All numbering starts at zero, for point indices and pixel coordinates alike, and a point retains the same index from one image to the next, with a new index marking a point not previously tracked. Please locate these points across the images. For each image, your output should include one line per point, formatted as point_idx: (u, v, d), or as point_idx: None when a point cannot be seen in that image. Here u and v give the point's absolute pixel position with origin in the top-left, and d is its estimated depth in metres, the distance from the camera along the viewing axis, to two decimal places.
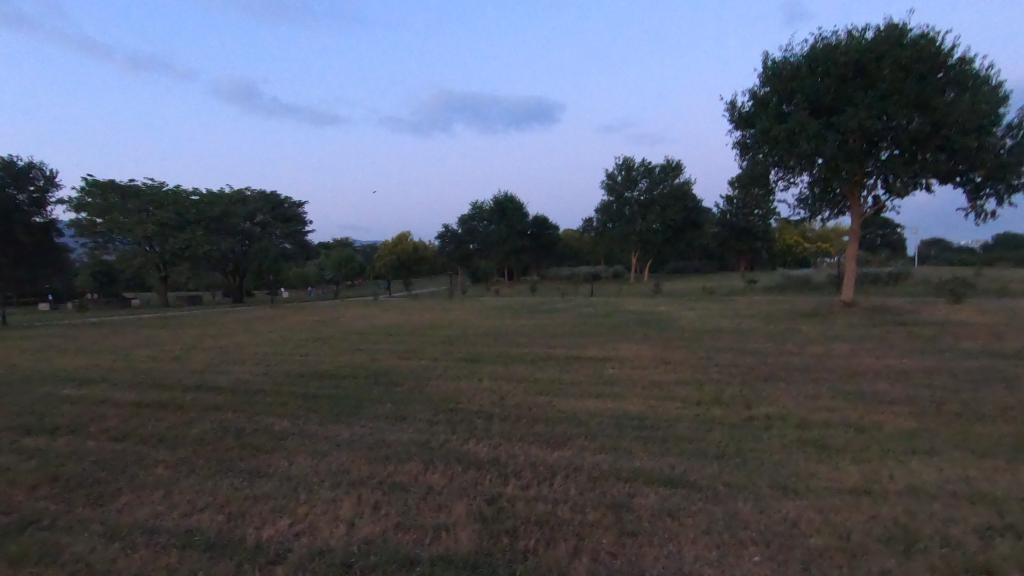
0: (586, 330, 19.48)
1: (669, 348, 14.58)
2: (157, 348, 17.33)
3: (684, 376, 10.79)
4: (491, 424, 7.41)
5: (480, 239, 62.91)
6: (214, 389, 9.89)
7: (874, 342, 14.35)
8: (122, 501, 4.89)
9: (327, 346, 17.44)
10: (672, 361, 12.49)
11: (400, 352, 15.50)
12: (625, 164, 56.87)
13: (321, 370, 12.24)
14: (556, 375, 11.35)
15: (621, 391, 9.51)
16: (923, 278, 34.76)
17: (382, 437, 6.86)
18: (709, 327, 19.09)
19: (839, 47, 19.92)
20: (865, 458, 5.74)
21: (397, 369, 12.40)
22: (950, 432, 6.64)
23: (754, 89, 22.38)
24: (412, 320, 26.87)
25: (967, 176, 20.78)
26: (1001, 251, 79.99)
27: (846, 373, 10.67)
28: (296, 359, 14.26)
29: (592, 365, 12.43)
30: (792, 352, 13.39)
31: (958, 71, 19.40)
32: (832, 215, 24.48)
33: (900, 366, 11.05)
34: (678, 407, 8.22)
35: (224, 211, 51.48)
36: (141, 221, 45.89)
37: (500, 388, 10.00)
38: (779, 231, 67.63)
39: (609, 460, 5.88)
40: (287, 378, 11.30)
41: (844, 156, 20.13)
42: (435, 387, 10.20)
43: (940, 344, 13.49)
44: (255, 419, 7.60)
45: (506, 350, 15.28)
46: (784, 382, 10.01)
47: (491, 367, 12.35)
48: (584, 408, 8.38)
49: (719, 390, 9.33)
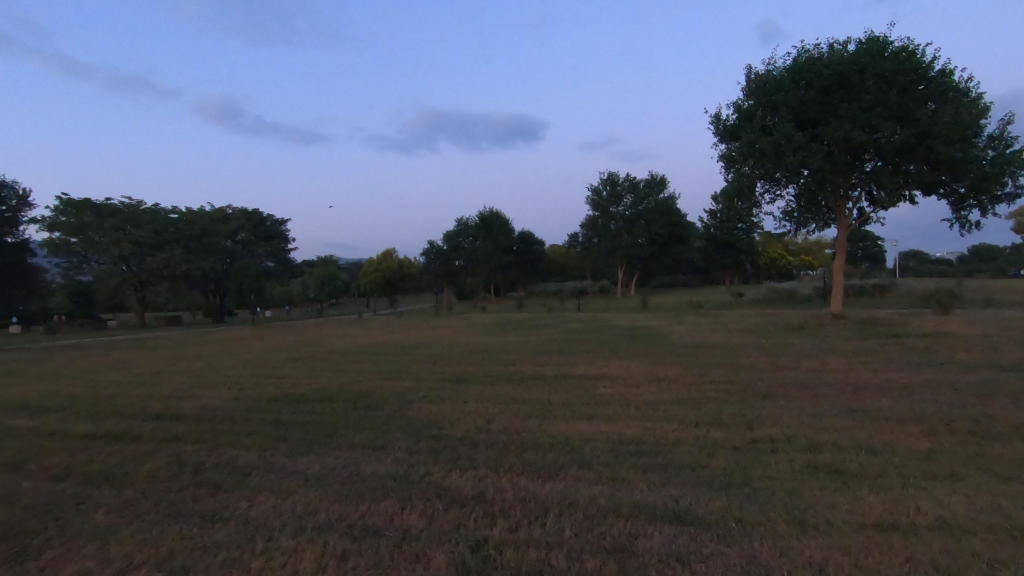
0: (576, 346, 18.99)
1: (660, 364, 14.13)
2: (125, 372, 16.46)
3: (678, 394, 10.30)
4: (477, 453, 6.83)
5: (465, 255, 63.59)
6: (177, 417, 9.17)
7: (869, 355, 14.05)
8: (48, 558, 4.24)
9: (306, 368, 16.69)
10: (664, 378, 12.04)
11: (382, 373, 14.85)
12: (610, 179, 57.09)
13: (297, 394, 11.57)
14: (546, 394, 10.83)
15: (614, 413, 9.00)
16: (908, 290, 34.92)
17: (357, 470, 6.24)
18: (700, 342, 18.72)
19: (822, 59, 19.97)
20: (885, 486, 5.27)
21: (378, 391, 11.77)
22: (967, 454, 6.22)
23: (739, 102, 22.38)
24: (397, 339, 26.19)
25: (952, 187, 20.83)
26: (977, 264, 81.45)
27: (845, 388, 10.29)
28: (271, 383, 13.54)
29: (583, 383, 11.91)
30: (787, 366, 13.04)
31: (939, 82, 19.50)
32: (818, 227, 24.42)
33: (901, 381, 10.71)
34: (676, 429, 7.71)
35: (204, 230, 50.35)
36: (117, 241, 44.67)
37: (487, 410, 9.42)
38: (763, 244, 68.14)
39: (608, 493, 5.34)
40: (259, 402, 10.64)
41: (830, 167, 20.07)
42: (417, 411, 9.60)
43: (935, 356, 13.23)
44: (217, 451, 6.93)
45: (493, 369, 14.70)
46: (784, 399, 9.56)
47: (477, 388, 11.78)
48: (577, 431, 7.86)
49: (718, 410, 8.84)
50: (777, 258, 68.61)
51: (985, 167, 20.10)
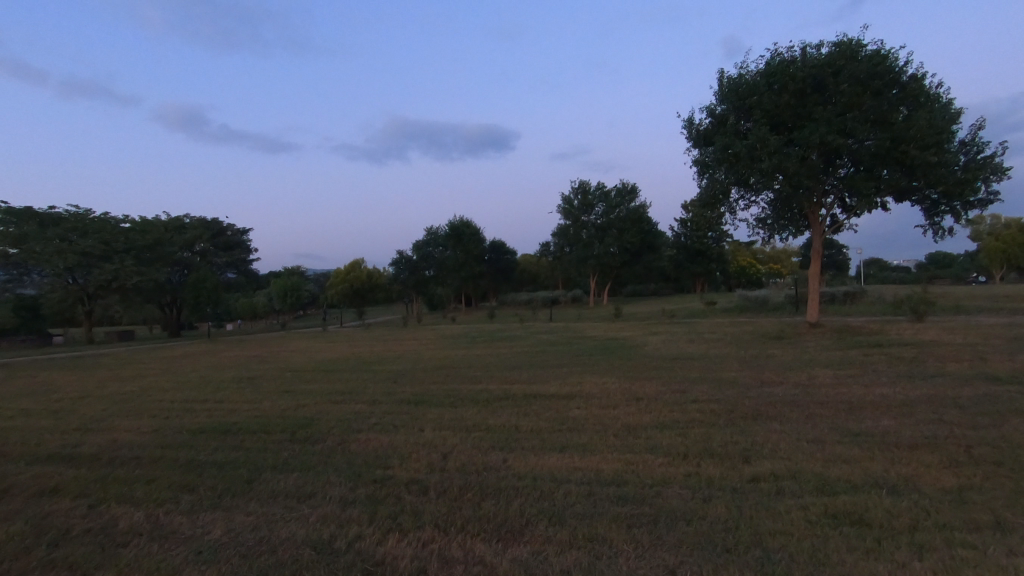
0: (547, 360, 17.89)
1: (637, 380, 13.05)
2: (41, 398, 14.58)
3: (661, 417, 9.19)
4: (426, 504, 5.57)
5: (434, 264, 61.45)
6: (70, 459, 7.64)
7: (856, 367, 13.28)
8: None
9: (250, 389, 15.07)
10: (643, 398, 10.94)
11: (334, 395, 13.40)
12: (580, 188, 56.47)
13: (228, 424, 10.04)
14: (512, 419, 9.58)
15: (590, 442, 7.83)
16: (877, 296, 34.98)
17: (268, 536, 4.91)
18: (677, 354, 17.83)
19: (796, 62, 19.46)
20: (927, 546, 4.25)
21: (325, 417, 10.39)
22: (1006, 493, 5.27)
23: (711, 106, 21.74)
24: (358, 352, 24.63)
25: (926, 192, 20.50)
26: (935, 270, 83.82)
27: (839, 407, 9.37)
28: (203, 409, 11.93)
29: (555, 405, 10.69)
30: (771, 381, 12.14)
31: (913, 87, 19.14)
32: (792, 234, 23.97)
33: (897, 397, 9.90)
34: (662, 464, 6.59)
35: (157, 240, 47.71)
36: (60, 251, 41.71)
37: (445, 441, 8.16)
38: (732, 252, 68.68)
39: (585, 565, 4.18)
40: (179, 436, 9.13)
41: (806, 172, 19.55)
42: (362, 442, 8.30)
43: (925, 367, 12.54)
44: (96, 511, 5.52)
45: (457, 387, 13.43)
46: (777, 422, 8.55)
47: (436, 411, 10.49)
48: (549, 468, 6.72)
49: (706, 437, 7.76)
50: (746, 266, 69.20)
51: (959, 172, 19.76)
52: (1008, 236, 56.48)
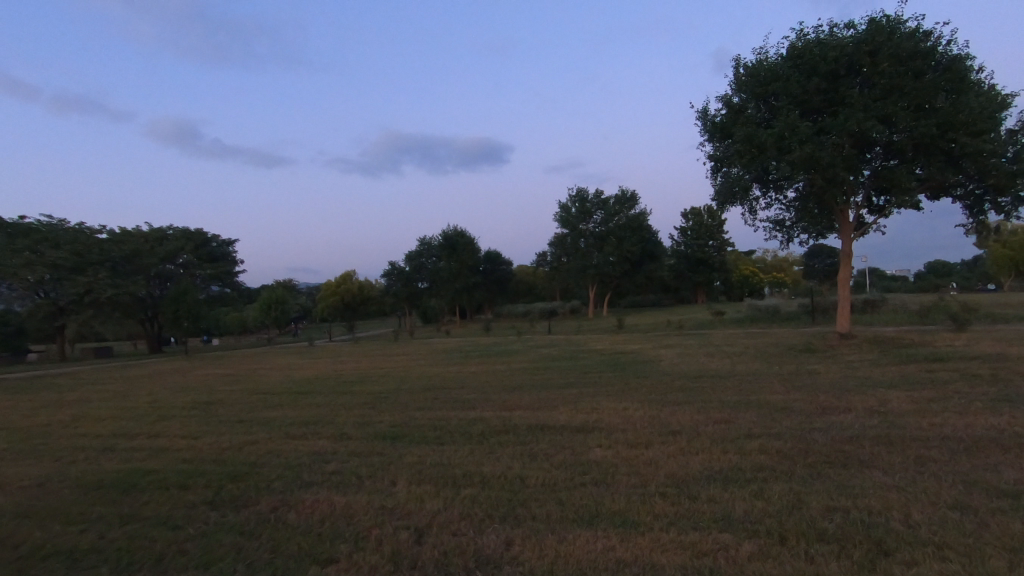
0: (551, 379, 15.55)
1: (665, 407, 10.68)
2: None
3: (716, 464, 6.80)
4: None
5: (429, 276, 58.75)
6: None
7: (930, 387, 10.98)
8: None
9: (200, 418, 12.60)
10: (681, 432, 8.55)
11: (296, 426, 10.96)
12: (579, 195, 54.40)
13: (140, 474, 7.62)
14: (514, 466, 7.15)
15: (629, 509, 5.45)
16: (900, 304, 32.62)
17: None
18: (701, 371, 15.54)
19: (827, 42, 17.43)
20: None
21: (272, 462, 7.98)
22: None
23: (728, 96, 19.71)
24: (342, 370, 22.26)
25: (969, 187, 18.44)
26: (939, 278, 82.28)
27: (952, 448, 7.03)
28: (124, 450, 9.42)
29: (567, 442, 8.26)
30: (834, 408, 9.73)
31: (959, 67, 17.12)
32: (813, 237, 21.82)
33: (1016, 431, 7.57)
34: (755, 559, 4.29)
35: (134, 250, 44.82)
36: (29, 263, 39.16)
37: (423, 507, 5.75)
38: (734, 262, 66.78)
39: None
40: (60, 495, 6.69)
41: (842, 163, 17.37)
42: (306, 508, 5.88)
43: (1020, 389, 10.15)
44: None
45: (444, 416, 10.97)
46: (880, 472, 6.25)
47: (417, 453, 8.07)
48: (582, 565, 4.35)
49: (799, 500, 5.45)
50: (748, 275, 67.23)
51: (1008, 163, 17.73)
52: (1017, 242, 54.53)
